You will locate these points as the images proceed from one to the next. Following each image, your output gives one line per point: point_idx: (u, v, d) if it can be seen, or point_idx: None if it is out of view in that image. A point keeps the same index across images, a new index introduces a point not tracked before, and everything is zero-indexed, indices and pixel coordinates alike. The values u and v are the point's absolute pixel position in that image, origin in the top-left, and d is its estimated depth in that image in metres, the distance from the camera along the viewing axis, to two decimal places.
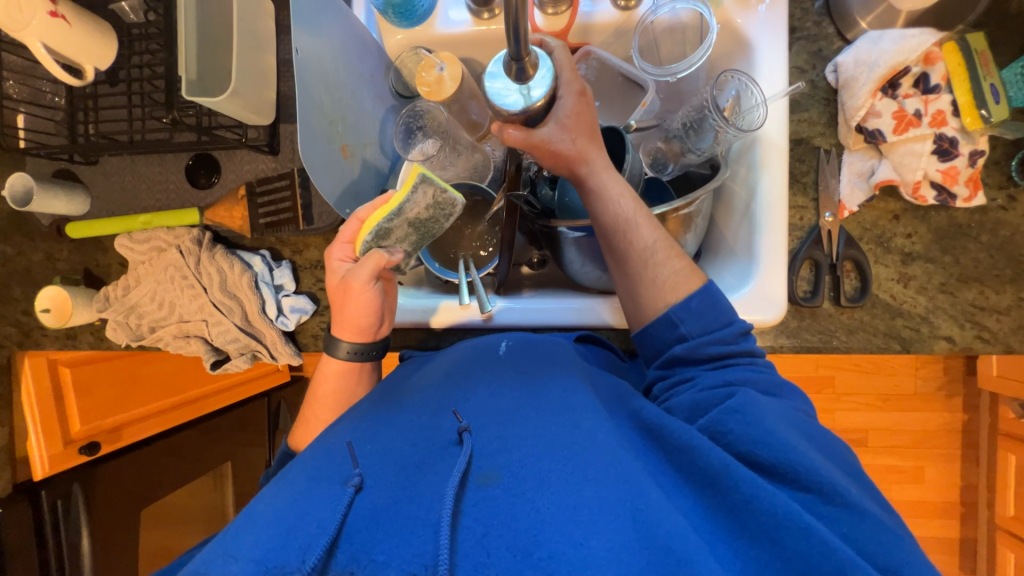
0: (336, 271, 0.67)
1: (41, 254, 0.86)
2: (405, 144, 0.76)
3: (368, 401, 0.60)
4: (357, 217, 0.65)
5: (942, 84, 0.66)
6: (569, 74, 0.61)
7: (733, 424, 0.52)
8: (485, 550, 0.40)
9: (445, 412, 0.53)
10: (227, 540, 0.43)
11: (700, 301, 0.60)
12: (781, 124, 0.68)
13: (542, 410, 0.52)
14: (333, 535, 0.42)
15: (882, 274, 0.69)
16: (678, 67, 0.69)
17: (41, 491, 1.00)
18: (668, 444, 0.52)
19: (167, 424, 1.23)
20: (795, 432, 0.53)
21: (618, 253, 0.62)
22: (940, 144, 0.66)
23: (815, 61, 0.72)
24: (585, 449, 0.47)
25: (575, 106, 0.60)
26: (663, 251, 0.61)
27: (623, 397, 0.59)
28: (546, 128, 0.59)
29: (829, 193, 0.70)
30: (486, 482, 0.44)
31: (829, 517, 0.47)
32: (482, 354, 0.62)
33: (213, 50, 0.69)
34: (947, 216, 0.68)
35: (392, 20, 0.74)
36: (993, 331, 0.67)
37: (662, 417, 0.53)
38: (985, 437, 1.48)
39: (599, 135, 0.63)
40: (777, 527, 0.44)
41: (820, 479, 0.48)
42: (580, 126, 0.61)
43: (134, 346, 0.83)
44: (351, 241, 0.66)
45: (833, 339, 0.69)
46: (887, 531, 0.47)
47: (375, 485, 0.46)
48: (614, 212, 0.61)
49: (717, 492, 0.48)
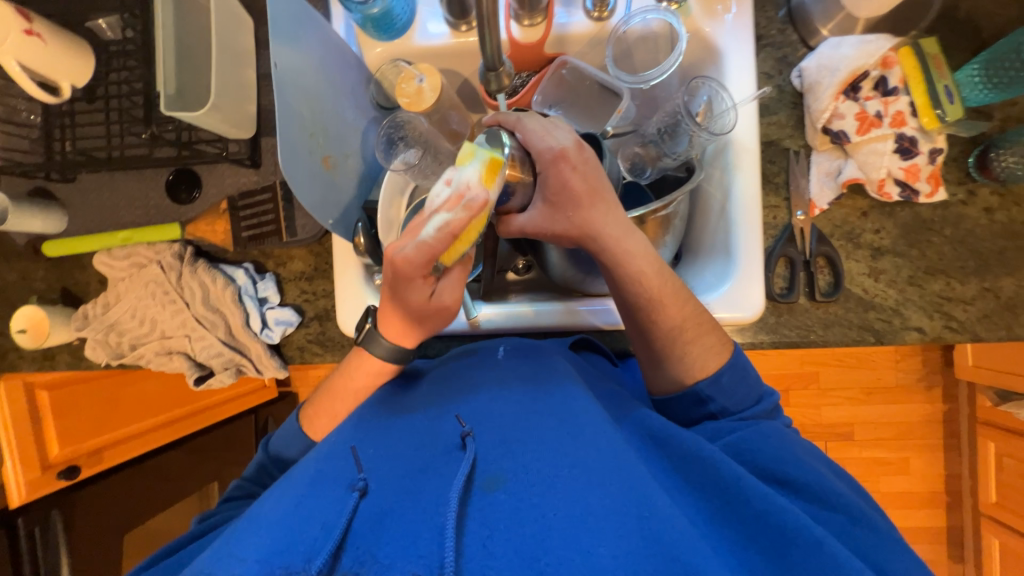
0: (417, 294, 0.55)
1: (17, 273, 0.84)
2: (386, 154, 0.74)
3: (372, 402, 0.59)
4: (449, 232, 0.48)
5: (900, 87, 0.69)
6: (540, 141, 0.58)
7: (756, 443, 0.56)
8: (491, 552, 0.40)
9: (448, 416, 0.53)
10: (230, 542, 0.44)
11: (731, 377, 0.61)
12: (752, 127, 0.71)
13: (544, 413, 0.53)
14: (339, 539, 0.41)
15: (853, 269, 0.72)
16: (650, 74, 0.72)
17: (17, 519, 0.96)
18: (672, 448, 0.54)
19: (156, 442, 1.22)
20: (822, 465, 0.57)
21: (638, 323, 0.62)
22: (901, 143, 0.69)
23: (782, 67, 0.75)
24: (589, 454, 0.47)
25: (556, 177, 0.58)
26: (692, 329, 0.61)
27: (623, 407, 0.61)
28: (534, 214, 0.60)
29: (800, 192, 0.73)
30: (492, 486, 0.45)
31: (838, 526, 0.51)
32: (483, 358, 0.63)
33: (193, 64, 0.70)
34: (911, 211, 0.71)
35: (372, 32, 0.76)
36: (961, 321, 0.70)
37: (668, 426, 0.56)
38: (965, 427, 1.52)
39: (598, 194, 0.59)
40: (787, 542, 0.46)
41: (829, 492, 0.52)
42: (572, 195, 0.59)
43: (115, 365, 0.81)
44: (432, 255, 0.50)
45: (810, 334, 0.71)
46: (852, 522, 0.51)
47: (379, 489, 0.46)
48: (630, 280, 0.60)
49: (728, 503, 0.49)
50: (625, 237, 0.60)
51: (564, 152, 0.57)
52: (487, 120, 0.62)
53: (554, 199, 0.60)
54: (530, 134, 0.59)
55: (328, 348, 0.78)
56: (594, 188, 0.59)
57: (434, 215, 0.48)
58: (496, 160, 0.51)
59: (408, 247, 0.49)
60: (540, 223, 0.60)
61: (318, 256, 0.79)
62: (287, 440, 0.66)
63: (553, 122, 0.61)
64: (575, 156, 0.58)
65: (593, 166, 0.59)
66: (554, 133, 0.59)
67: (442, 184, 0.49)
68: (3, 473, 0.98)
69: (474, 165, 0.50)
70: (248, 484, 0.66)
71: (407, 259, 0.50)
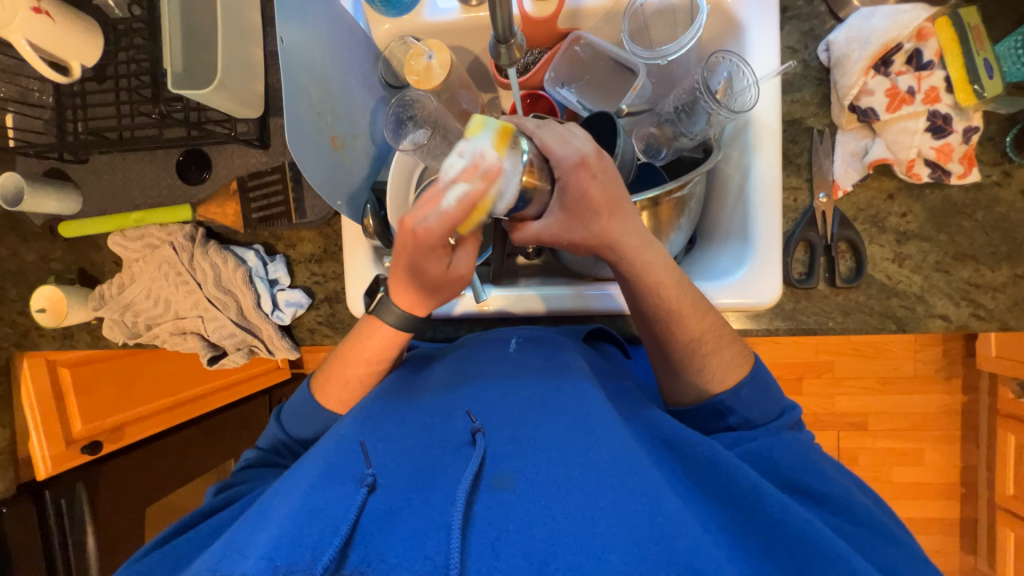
0: (433, 265, 0.54)
1: (35, 254, 0.86)
2: (395, 134, 0.73)
3: (380, 394, 0.60)
4: (468, 202, 0.47)
5: (935, 60, 0.65)
6: (562, 147, 0.55)
7: (778, 452, 0.56)
8: (499, 554, 0.40)
9: (457, 413, 0.54)
10: (241, 535, 0.45)
11: (753, 392, 0.60)
12: (774, 105, 0.68)
13: (555, 412, 0.52)
14: (346, 535, 0.42)
15: (877, 254, 0.69)
16: (668, 49, 0.68)
17: (45, 492, 1.01)
18: (686, 453, 0.53)
19: (171, 421, 1.26)
20: (842, 475, 0.57)
21: (652, 316, 0.60)
22: (934, 121, 0.65)
23: (808, 41, 0.71)
24: (599, 455, 0.47)
25: (578, 185, 0.55)
26: (712, 342, 0.61)
27: (635, 407, 0.61)
28: (546, 223, 0.58)
29: (823, 173, 0.70)
30: (501, 485, 0.45)
31: (854, 535, 0.51)
32: (495, 351, 0.63)
33: (200, 41, 0.68)
34: (941, 194, 0.68)
35: (380, 9, 0.74)
36: (989, 309, 0.67)
37: (683, 431, 0.55)
38: (985, 419, 1.49)
39: (621, 198, 0.57)
40: (805, 550, 0.46)
41: (845, 501, 0.53)
42: (590, 206, 0.56)
43: (131, 345, 0.83)
44: (451, 227, 0.49)
45: (828, 321, 0.69)
46: (872, 534, 0.51)
47: (388, 485, 0.46)
48: (640, 265, 0.58)
49: (744, 511, 0.49)
50: (644, 249, 0.58)
51: (585, 161, 0.54)
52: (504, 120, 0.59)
53: (573, 207, 0.57)
54: (549, 141, 0.55)
55: (339, 330, 0.78)
56: (614, 198, 0.57)
57: (450, 186, 0.47)
58: (509, 128, 0.49)
59: (427, 219, 0.49)
60: (557, 232, 0.58)
61: (327, 237, 0.79)
62: (293, 424, 0.67)
63: (568, 129, 0.58)
64: (595, 164, 0.55)
65: (612, 175, 0.57)
66: (571, 139, 0.56)
67: (455, 156, 0.47)
68: (29, 448, 1.01)
69: (486, 132, 0.48)
70: (265, 454, 0.67)
71: (425, 229, 0.49)
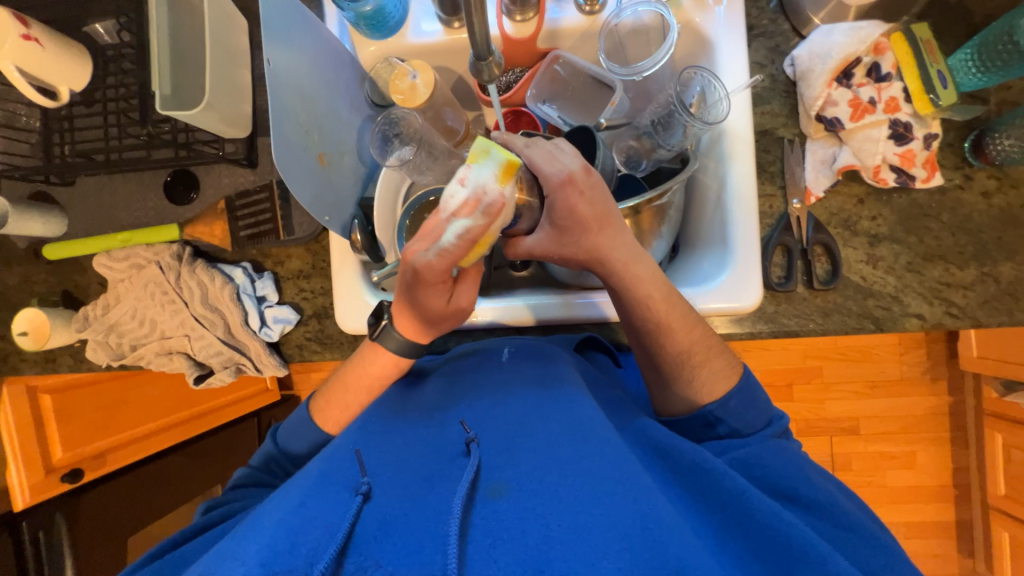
0: (436, 298, 0.56)
1: (18, 277, 0.85)
2: (382, 151, 0.74)
3: (376, 404, 0.60)
4: (468, 238, 0.48)
5: (892, 72, 0.69)
6: (548, 166, 0.56)
7: (765, 459, 0.57)
8: (495, 561, 0.40)
9: (451, 424, 0.54)
10: (235, 544, 0.44)
11: (740, 401, 0.61)
12: (745, 116, 0.71)
13: (550, 420, 0.53)
14: (343, 541, 0.42)
15: (851, 257, 0.71)
16: (643, 65, 0.71)
17: (23, 522, 0.98)
18: (676, 460, 0.54)
19: (157, 446, 1.22)
20: (829, 482, 0.58)
21: (637, 324, 0.62)
22: (896, 129, 0.69)
23: (774, 56, 0.75)
24: (591, 463, 0.48)
25: (565, 203, 0.56)
26: (701, 353, 0.62)
27: (627, 416, 0.61)
28: (542, 237, 0.59)
29: (795, 180, 0.72)
30: (495, 494, 0.45)
31: (842, 542, 0.51)
32: (488, 361, 0.64)
33: (187, 64, 0.70)
34: (908, 197, 0.71)
35: (365, 31, 0.77)
36: (961, 306, 0.69)
37: (673, 438, 0.56)
38: (972, 419, 1.51)
39: (609, 215, 0.59)
40: (794, 558, 0.46)
41: (834, 508, 0.53)
42: (580, 221, 0.57)
43: (115, 366, 0.82)
44: (452, 261, 0.50)
45: (809, 322, 0.71)
46: (860, 540, 0.52)
47: (383, 495, 0.46)
48: (622, 274, 0.60)
49: (734, 517, 0.50)
50: (633, 262, 0.60)
51: (573, 177, 0.56)
52: (494, 136, 0.60)
53: (563, 224, 0.58)
54: (538, 160, 0.57)
55: (327, 346, 0.78)
56: (603, 212, 0.58)
57: (451, 221, 0.48)
58: (512, 160, 0.49)
59: (430, 256, 0.50)
60: (548, 248, 0.59)
61: (315, 254, 0.79)
62: (286, 440, 0.67)
63: (558, 146, 0.59)
64: (583, 180, 0.56)
65: (600, 191, 0.58)
66: (560, 157, 0.57)
67: (457, 184, 0.47)
68: (7, 477, 0.97)
69: (489, 164, 0.48)
70: (257, 472, 0.66)
71: (427, 266, 0.50)
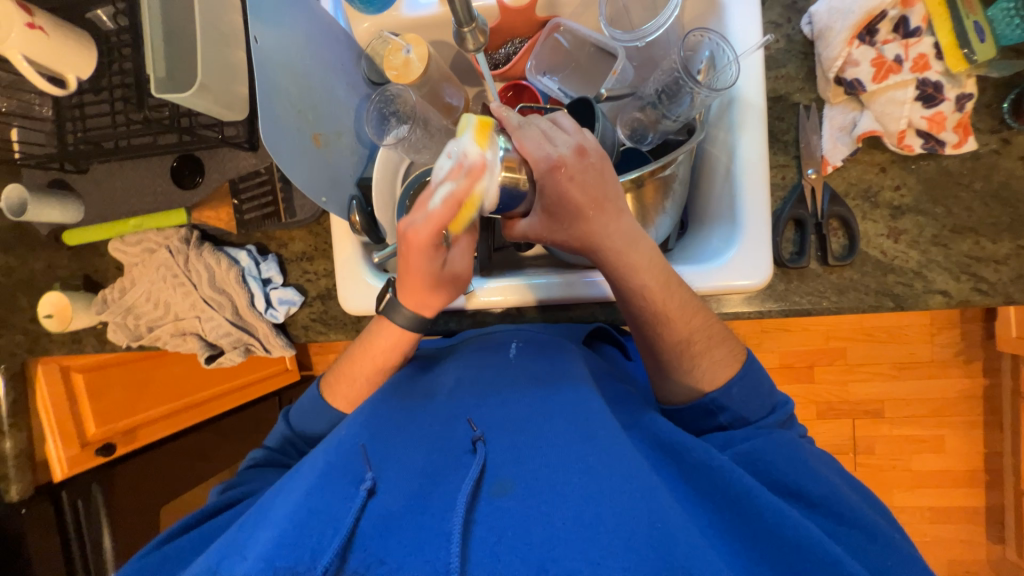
0: (431, 265, 0.57)
1: (43, 263, 0.89)
2: (379, 130, 0.72)
3: (381, 395, 0.60)
4: (455, 201, 0.50)
5: (923, 26, 0.63)
6: (534, 149, 0.54)
7: (770, 453, 0.54)
8: (498, 559, 0.40)
9: (459, 420, 0.54)
10: (240, 536, 0.46)
11: (742, 388, 0.59)
12: (758, 82, 0.67)
13: (557, 419, 0.52)
14: (345, 539, 0.43)
15: (870, 230, 0.67)
16: (648, 29, 0.67)
17: (61, 492, 1.05)
18: (683, 460, 0.53)
19: (186, 421, 1.29)
20: (833, 472, 0.56)
21: (636, 307, 0.60)
22: (924, 90, 0.63)
23: (790, 14, 0.70)
24: (598, 460, 0.47)
25: (556, 189, 0.54)
26: (702, 342, 0.60)
27: (632, 411, 0.59)
28: (535, 222, 0.58)
29: (811, 149, 0.68)
30: (500, 492, 0.45)
31: (845, 537, 0.50)
32: (494, 356, 0.63)
33: (182, 45, 0.70)
34: (935, 164, 0.66)
35: (359, 7, 0.74)
36: (992, 283, 0.64)
37: (678, 435, 0.54)
38: (1008, 402, 1.43)
39: (603, 198, 0.56)
40: (801, 558, 0.45)
41: (836, 501, 0.52)
42: (572, 207, 0.55)
43: (135, 347, 0.86)
44: (441, 226, 0.52)
45: (822, 300, 0.67)
46: (862, 532, 0.50)
47: (388, 491, 0.46)
48: (619, 254, 0.58)
49: (737, 515, 0.49)
50: (627, 249, 0.57)
51: (562, 162, 0.53)
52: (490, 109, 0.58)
53: (554, 209, 0.56)
54: (526, 142, 0.54)
55: (332, 327, 0.79)
56: (597, 197, 0.56)
57: (437, 186, 0.50)
58: (488, 121, 0.51)
59: (416, 222, 0.52)
60: (540, 232, 0.58)
61: (317, 236, 0.80)
62: (294, 422, 0.69)
63: (551, 127, 0.57)
64: (573, 165, 0.54)
65: (595, 174, 0.56)
66: (554, 138, 0.55)
67: (444, 157, 0.49)
68: (45, 451, 1.03)
69: (468, 130, 0.49)
70: (271, 454, 0.69)
71: (416, 231, 0.52)
